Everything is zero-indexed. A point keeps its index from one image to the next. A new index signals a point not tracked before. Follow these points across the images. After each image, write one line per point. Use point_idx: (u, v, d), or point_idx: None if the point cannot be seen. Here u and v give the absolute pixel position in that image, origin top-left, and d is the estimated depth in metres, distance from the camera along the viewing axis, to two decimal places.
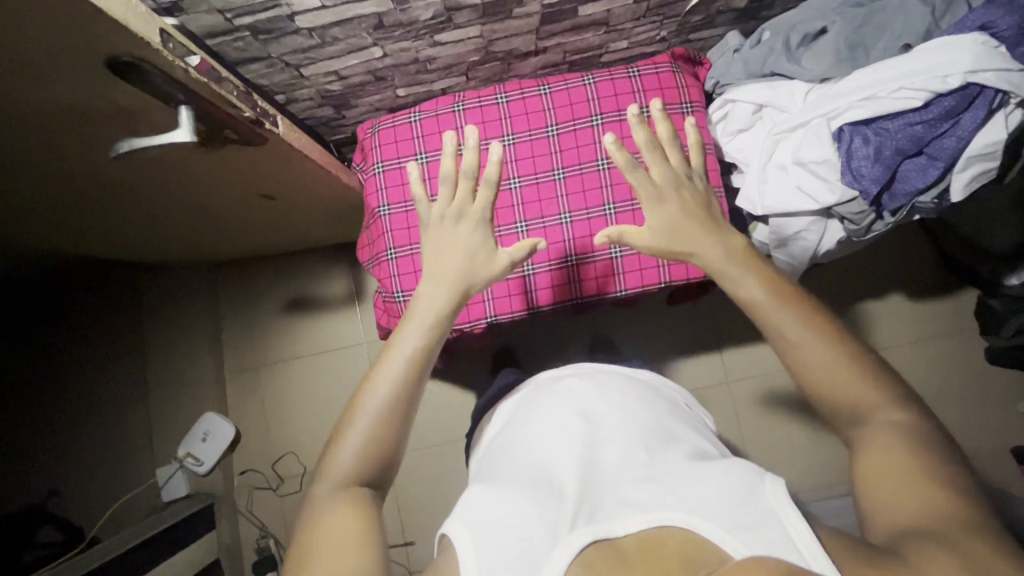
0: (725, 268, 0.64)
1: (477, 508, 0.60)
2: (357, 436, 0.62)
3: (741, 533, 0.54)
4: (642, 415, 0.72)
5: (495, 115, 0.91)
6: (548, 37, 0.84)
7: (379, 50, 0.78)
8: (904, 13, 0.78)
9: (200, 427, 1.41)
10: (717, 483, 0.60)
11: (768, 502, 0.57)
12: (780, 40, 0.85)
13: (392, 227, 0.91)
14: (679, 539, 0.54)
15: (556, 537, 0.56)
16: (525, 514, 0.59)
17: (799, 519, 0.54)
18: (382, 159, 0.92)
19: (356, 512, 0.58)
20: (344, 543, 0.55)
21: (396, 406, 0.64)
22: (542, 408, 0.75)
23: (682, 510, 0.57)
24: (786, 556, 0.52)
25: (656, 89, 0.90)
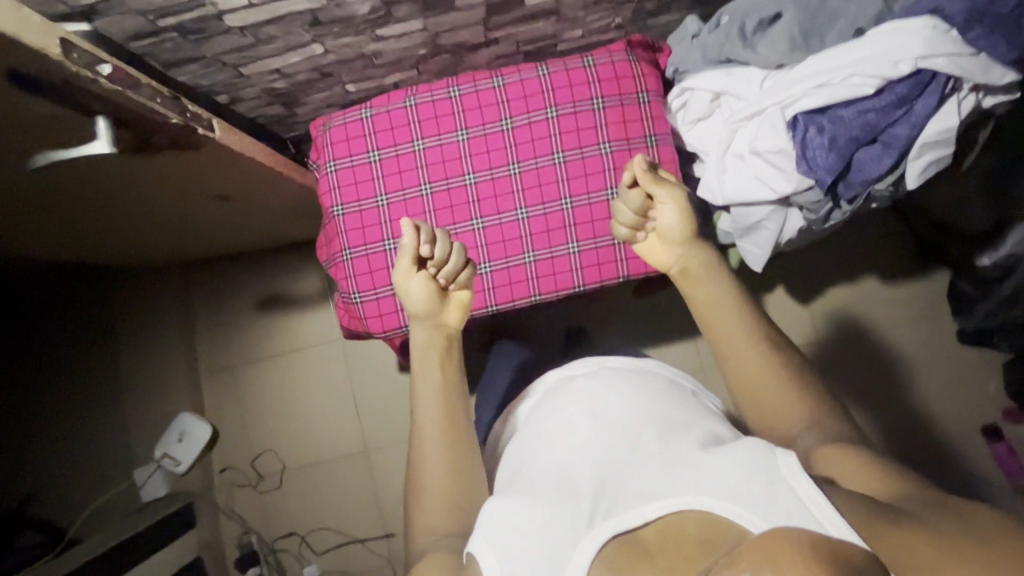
0: (699, 273, 0.68)
1: (498, 513, 0.59)
2: (432, 486, 0.66)
3: (759, 506, 0.51)
4: (652, 410, 0.69)
5: (447, 109, 0.89)
6: (498, 28, 0.82)
7: (320, 47, 0.75)
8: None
9: (176, 428, 1.41)
10: (725, 460, 0.56)
11: (781, 479, 0.52)
12: (735, 27, 0.82)
13: (347, 227, 0.90)
14: (696, 524, 0.52)
15: (564, 541, 0.55)
16: (545, 516, 0.57)
17: (810, 484, 0.51)
18: (334, 158, 0.90)
19: (440, 556, 0.60)
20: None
21: (449, 433, 0.68)
22: (547, 408, 0.74)
23: (696, 493, 0.53)
24: (805, 521, 0.49)
25: (611, 79, 0.88)
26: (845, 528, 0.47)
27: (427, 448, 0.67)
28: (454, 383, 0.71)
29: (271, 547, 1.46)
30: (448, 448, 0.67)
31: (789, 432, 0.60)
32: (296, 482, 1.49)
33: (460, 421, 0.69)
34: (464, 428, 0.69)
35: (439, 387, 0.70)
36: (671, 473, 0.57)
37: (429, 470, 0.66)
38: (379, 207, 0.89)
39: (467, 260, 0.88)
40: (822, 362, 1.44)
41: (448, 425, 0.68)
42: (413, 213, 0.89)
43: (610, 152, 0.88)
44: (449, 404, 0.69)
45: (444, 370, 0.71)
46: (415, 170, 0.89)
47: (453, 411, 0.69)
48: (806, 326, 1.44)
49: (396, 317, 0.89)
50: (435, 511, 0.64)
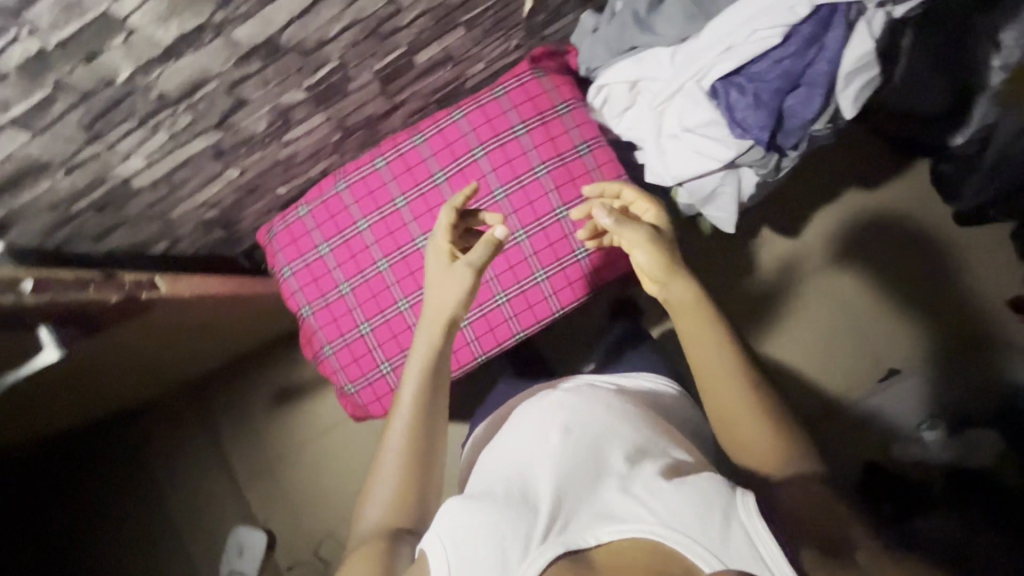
0: (702, 305, 0.67)
1: (456, 512, 0.60)
2: (384, 492, 0.67)
3: (712, 539, 0.53)
4: (633, 425, 0.68)
5: (379, 181, 0.89)
6: (400, 91, 0.81)
7: (235, 169, 0.75)
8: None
9: (233, 543, 1.46)
10: (685, 490, 0.57)
11: (738, 518, 0.54)
12: (628, 13, 0.80)
13: (319, 324, 0.89)
14: (643, 548, 0.54)
15: (506, 544, 0.55)
16: (498, 523, 0.57)
17: (762, 527, 0.54)
18: (287, 262, 0.90)
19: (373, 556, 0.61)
20: None
21: (412, 453, 0.68)
22: (523, 428, 0.72)
23: (659, 518, 0.55)
24: (753, 569, 0.52)
25: (526, 100, 0.86)
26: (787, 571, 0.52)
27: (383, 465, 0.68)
28: (430, 413, 0.70)
29: None
30: (400, 474, 0.67)
31: (756, 450, 0.63)
32: None
33: (427, 450, 0.69)
34: (429, 453, 0.69)
35: (410, 412, 0.70)
36: (640, 493, 0.58)
37: (376, 485, 0.68)
38: (344, 296, 0.89)
39: None
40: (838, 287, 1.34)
41: (411, 448, 0.68)
42: (378, 291, 0.88)
43: (546, 175, 0.86)
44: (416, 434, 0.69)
45: (419, 391, 0.71)
46: (366, 249, 0.89)
47: (419, 442, 0.69)
48: (801, 254, 1.26)
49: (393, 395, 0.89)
50: (382, 509, 0.66)
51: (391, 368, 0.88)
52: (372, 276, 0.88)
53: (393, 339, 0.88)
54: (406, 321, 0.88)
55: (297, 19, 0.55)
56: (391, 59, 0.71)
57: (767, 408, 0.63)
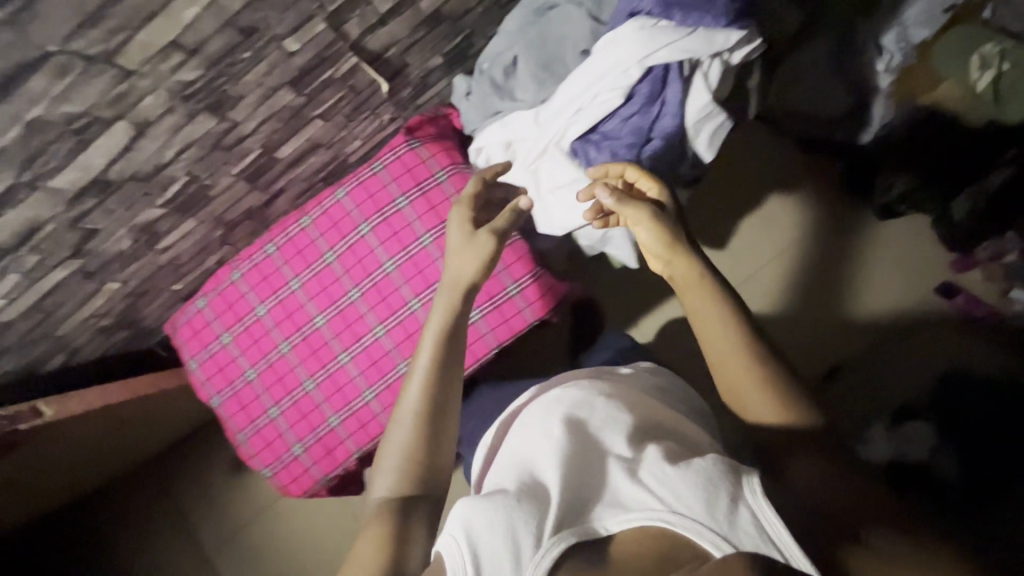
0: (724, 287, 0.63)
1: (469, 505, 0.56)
2: (392, 459, 0.64)
3: (717, 523, 0.50)
4: (642, 416, 0.64)
5: (272, 266, 0.90)
6: (275, 182, 0.82)
7: (114, 282, 0.77)
8: (569, 18, 0.73)
9: None
10: (689, 472, 0.53)
11: (745, 502, 0.50)
12: (487, 81, 0.82)
13: (229, 413, 0.91)
14: (656, 538, 0.51)
15: (517, 537, 0.52)
16: (508, 515, 0.53)
17: (773, 514, 0.50)
18: (192, 356, 0.91)
19: (382, 533, 0.60)
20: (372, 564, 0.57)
21: (422, 421, 0.65)
22: (529, 422, 0.66)
23: (667, 504, 0.52)
24: (762, 552, 0.48)
25: (404, 173, 0.88)
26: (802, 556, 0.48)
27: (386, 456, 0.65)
28: (445, 378, 0.67)
29: None
30: (404, 466, 0.64)
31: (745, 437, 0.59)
32: None
33: (437, 420, 0.65)
34: (443, 423, 0.65)
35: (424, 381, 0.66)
36: (652, 477, 0.54)
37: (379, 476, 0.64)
38: (251, 382, 0.90)
39: (350, 396, 0.89)
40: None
41: (424, 416, 0.65)
42: (283, 373, 0.89)
43: (433, 242, 0.88)
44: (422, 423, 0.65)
45: (432, 360, 0.67)
46: (267, 334, 0.90)
47: (427, 429, 0.65)
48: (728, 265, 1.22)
49: (309, 475, 0.90)
50: (391, 477, 0.64)
51: (304, 449, 0.89)
52: (276, 359, 0.90)
53: (303, 420, 0.89)
54: (313, 401, 0.89)
55: (119, 158, 0.57)
56: (248, 161, 0.73)
57: (776, 383, 0.58)
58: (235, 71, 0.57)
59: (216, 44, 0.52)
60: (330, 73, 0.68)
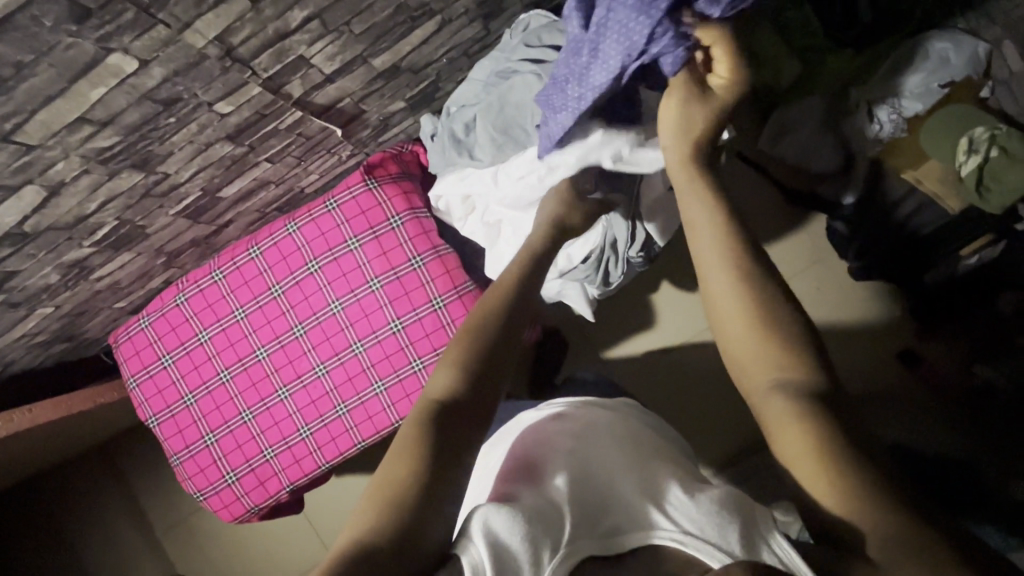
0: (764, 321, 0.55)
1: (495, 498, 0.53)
2: (455, 355, 0.60)
3: (731, 544, 0.50)
4: (652, 445, 0.64)
5: (217, 294, 0.88)
6: (220, 215, 0.80)
7: (46, 307, 0.75)
8: (530, 87, 0.70)
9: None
10: (708, 499, 0.53)
11: (761, 534, 0.51)
12: (448, 134, 0.79)
13: (165, 435, 0.91)
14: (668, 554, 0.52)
15: (541, 544, 0.49)
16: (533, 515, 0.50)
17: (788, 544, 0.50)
18: (132, 374, 0.91)
19: (424, 420, 0.54)
20: (409, 444, 0.52)
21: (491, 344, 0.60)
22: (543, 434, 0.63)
23: (681, 525, 0.52)
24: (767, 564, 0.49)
25: (358, 214, 0.86)
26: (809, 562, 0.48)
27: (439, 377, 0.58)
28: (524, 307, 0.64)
29: None
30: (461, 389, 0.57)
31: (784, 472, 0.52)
32: None
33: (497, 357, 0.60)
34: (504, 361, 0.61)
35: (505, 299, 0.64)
36: (670, 499, 0.54)
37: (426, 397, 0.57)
38: (189, 407, 0.89)
39: (286, 431, 0.89)
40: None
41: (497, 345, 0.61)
42: (221, 402, 0.89)
43: (381, 288, 0.86)
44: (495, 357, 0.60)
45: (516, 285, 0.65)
46: (208, 361, 0.89)
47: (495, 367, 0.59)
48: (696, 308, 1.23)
49: (240, 503, 0.90)
50: (448, 371, 0.58)
51: (236, 478, 0.90)
52: (215, 387, 0.89)
53: (237, 451, 0.89)
54: (249, 432, 0.89)
55: (32, 213, 0.55)
56: (186, 202, 0.70)
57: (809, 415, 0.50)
58: (158, 135, 0.55)
59: (131, 115, 0.50)
60: (272, 127, 0.65)
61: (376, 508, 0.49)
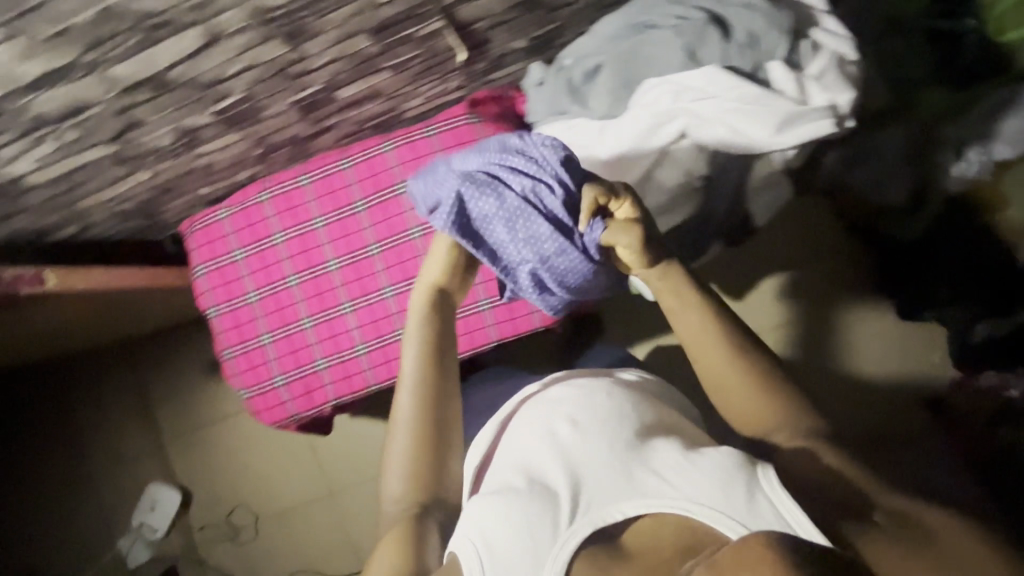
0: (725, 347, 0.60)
1: (479, 508, 0.57)
2: (397, 444, 0.65)
3: (750, 515, 0.51)
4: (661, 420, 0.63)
5: (301, 198, 0.89)
6: (326, 118, 0.80)
7: (143, 173, 0.75)
8: (661, 48, 0.69)
9: (148, 497, 1.52)
10: (707, 464, 0.54)
11: (763, 489, 0.52)
12: (564, 78, 0.79)
13: (223, 327, 0.91)
14: (674, 528, 0.53)
15: (535, 534, 0.53)
16: (522, 512, 0.54)
17: (789, 499, 0.51)
18: (202, 262, 0.92)
19: (396, 531, 0.61)
20: (392, 545, 0.60)
21: (418, 417, 0.65)
22: (529, 412, 0.66)
23: (684, 494, 0.53)
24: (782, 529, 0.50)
25: (456, 144, 0.86)
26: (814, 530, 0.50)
27: (396, 439, 0.66)
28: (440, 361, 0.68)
29: None
30: (410, 461, 0.65)
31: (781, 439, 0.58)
32: (271, 531, 1.56)
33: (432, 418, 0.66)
34: (434, 425, 0.66)
35: (421, 366, 0.67)
36: (669, 478, 0.55)
37: (393, 461, 0.65)
38: (251, 304, 0.90)
39: (343, 345, 0.89)
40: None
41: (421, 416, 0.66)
42: (284, 305, 0.90)
43: None
44: (432, 397, 0.66)
45: (428, 345, 0.68)
46: (279, 263, 0.89)
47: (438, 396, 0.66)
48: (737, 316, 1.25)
49: (283, 408, 0.91)
50: (395, 477, 0.65)
51: (284, 382, 0.90)
52: (281, 290, 0.90)
53: (290, 355, 0.90)
54: (306, 339, 0.89)
55: (182, 60, 0.55)
56: (306, 93, 0.71)
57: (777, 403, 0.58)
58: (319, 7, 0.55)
59: None
60: (412, 31, 0.66)
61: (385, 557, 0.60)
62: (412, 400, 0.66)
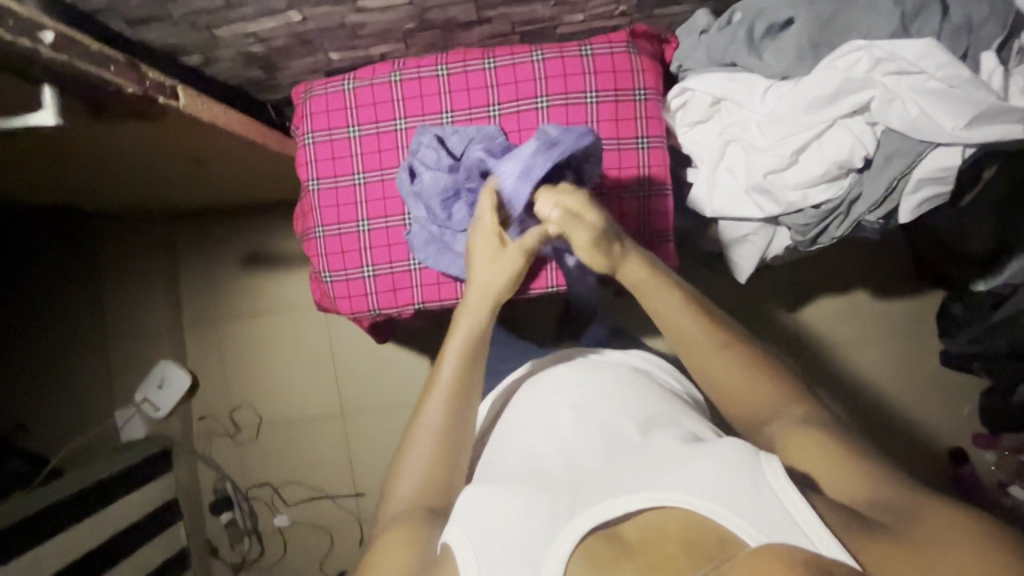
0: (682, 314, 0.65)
1: (474, 501, 0.54)
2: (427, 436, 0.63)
3: (796, 517, 0.48)
4: (640, 408, 0.62)
5: (434, 89, 0.84)
6: (490, 7, 0.77)
7: (297, 14, 0.71)
8: (873, 12, 0.70)
9: (156, 375, 1.45)
10: (710, 455, 0.52)
11: (768, 489, 0.49)
12: (744, 28, 0.76)
13: (320, 203, 0.87)
14: (679, 524, 0.49)
15: (536, 516, 0.51)
16: (525, 500, 0.53)
17: (797, 497, 0.48)
18: (313, 130, 0.86)
19: (416, 522, 0.57)
20: (406, 537, 0.56)
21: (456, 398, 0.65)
22: (542, 389, 0.68)
23: (685, 495, 0.50)
24: (809, 537, 0.47)
25: (608, 71, 0.83)
26: (829, 538, 0.46)
27: (428, 415, 0.64)
28: (473, 357, 0.67)
29: (244, 494, 1.51)
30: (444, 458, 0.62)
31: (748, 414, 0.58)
32: (270, 437, 1.52)
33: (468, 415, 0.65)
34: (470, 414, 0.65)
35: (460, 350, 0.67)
36: (673, 474, 0.52)
37: (419, 440, 0.63)
38: (356, 186, 0.86)
39: None
40: (821, 366, 1.30)
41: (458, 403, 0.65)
42: (389, 195, 0.85)
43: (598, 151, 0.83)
44: (472, 366, 0.67)
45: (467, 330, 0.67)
46: (395, 150, 0.85)
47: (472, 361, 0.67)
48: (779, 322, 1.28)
49: (364, 300, 0.88)
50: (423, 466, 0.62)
51: (373, 273, 0.87)
52: (389, 178, 0.85)
53: (385, 247, 0.86)
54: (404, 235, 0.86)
55: None
56: None
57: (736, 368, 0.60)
58: None
59: None
60: None
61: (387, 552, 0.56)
62: (460, 389, 0.65)
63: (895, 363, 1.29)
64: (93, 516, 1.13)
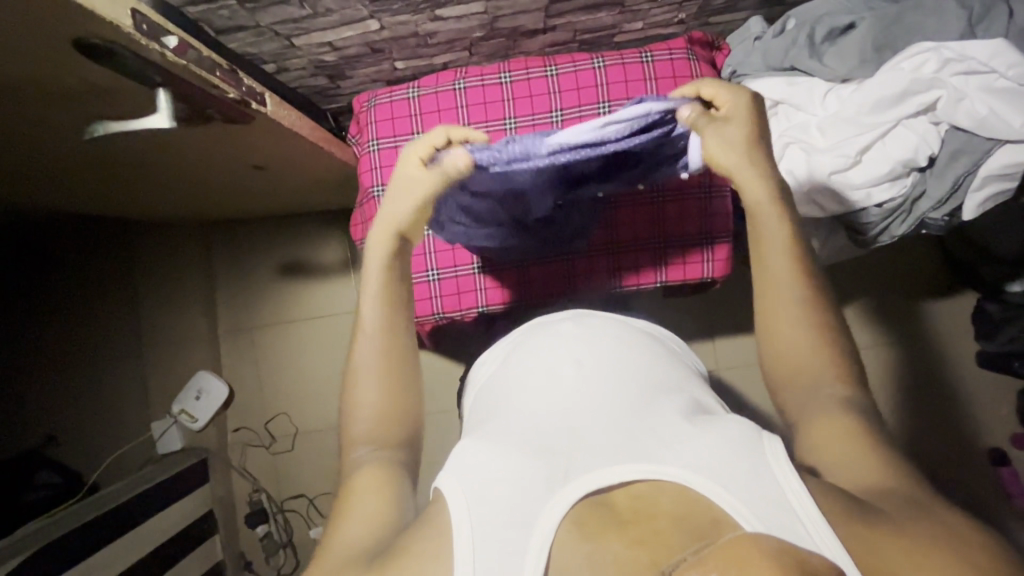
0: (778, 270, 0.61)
1: (472, 457, 0.52)
2: (369, 382, 0.62)
3: (791, 497, 0.45)
4: (643, 377, 0.60)
5: (497, 95, 0.86)
6: (558, 16, 0.79)
7: (376, 23, 0.72)
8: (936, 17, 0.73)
9: (194, 385, 1.42)
10: (713, 435, 0.50)
11: (768, 472, 0.46)
12: (804, 34, 0.79)
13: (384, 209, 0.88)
14: (673, 499, 0.46)
15: (529, 475, 0.49)
16: (518, 462, 0.50)
17: (797, 481, 0.45)
18: (377, 137, 0.88)
19: (377, 470, 0.56)
20: (370, 485, 0.55)
21: (385, 338, 0.64)
22: (532, 348, 0.66)
23: (672, 466, 0.48)
24: (790, 526, 0.43)
25: (669, 77, 0.85)
26: (832, 541, 0.42)
27: (363, 357, 0.63)
28: (398, 296, 0.66)
29: (279, 506, 1.49)
30: (390, 406, 0.62)
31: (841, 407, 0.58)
32: (304, 448, 1.51)
33: (402, 351, 0.64)
34: (406, 351, 0.64)
35: (382, 288, 0.65)
36: (668, 445, 0.50)
37: (362, 382, 0.62)
38: None
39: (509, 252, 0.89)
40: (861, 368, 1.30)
41: (389, 341, 0.64)
42: None
43: None
44: (393, 303, 0.65)
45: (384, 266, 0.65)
46: None
47: (397, 305, 0.65)
48: None
49: (429, 303, 0.89)
50: (367, 412, 0.61)
51: (438, 277, 0.88)
52: None
53: (451, 251, 0.87)
54: None
55: None
56: None
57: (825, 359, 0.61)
58: None
59: None
60: None
61: (360, 511, 0.53)
62: (390, 328, 0.64)
63: (933, 364, 1.30)
64: (136, 528, 1.12)
